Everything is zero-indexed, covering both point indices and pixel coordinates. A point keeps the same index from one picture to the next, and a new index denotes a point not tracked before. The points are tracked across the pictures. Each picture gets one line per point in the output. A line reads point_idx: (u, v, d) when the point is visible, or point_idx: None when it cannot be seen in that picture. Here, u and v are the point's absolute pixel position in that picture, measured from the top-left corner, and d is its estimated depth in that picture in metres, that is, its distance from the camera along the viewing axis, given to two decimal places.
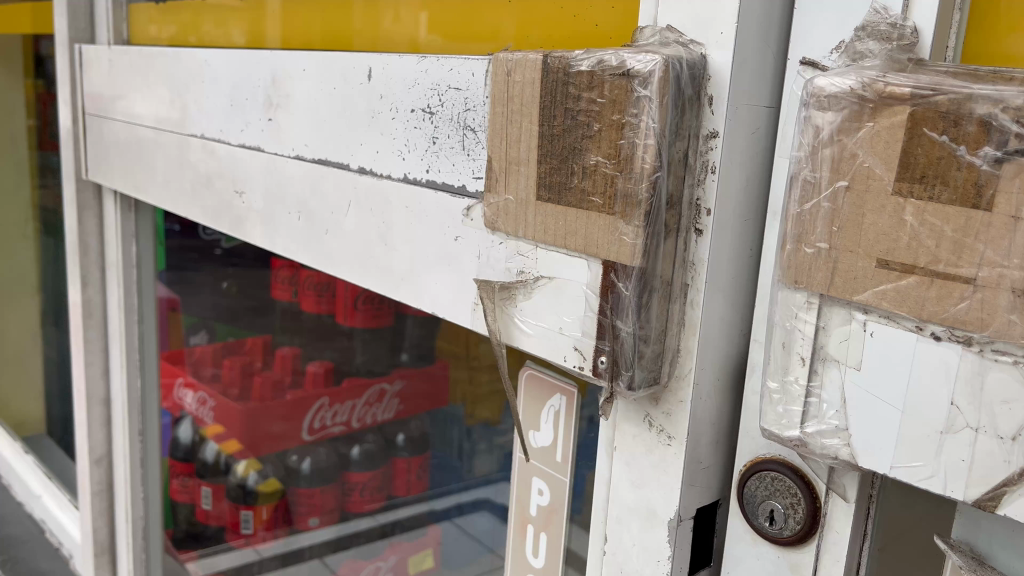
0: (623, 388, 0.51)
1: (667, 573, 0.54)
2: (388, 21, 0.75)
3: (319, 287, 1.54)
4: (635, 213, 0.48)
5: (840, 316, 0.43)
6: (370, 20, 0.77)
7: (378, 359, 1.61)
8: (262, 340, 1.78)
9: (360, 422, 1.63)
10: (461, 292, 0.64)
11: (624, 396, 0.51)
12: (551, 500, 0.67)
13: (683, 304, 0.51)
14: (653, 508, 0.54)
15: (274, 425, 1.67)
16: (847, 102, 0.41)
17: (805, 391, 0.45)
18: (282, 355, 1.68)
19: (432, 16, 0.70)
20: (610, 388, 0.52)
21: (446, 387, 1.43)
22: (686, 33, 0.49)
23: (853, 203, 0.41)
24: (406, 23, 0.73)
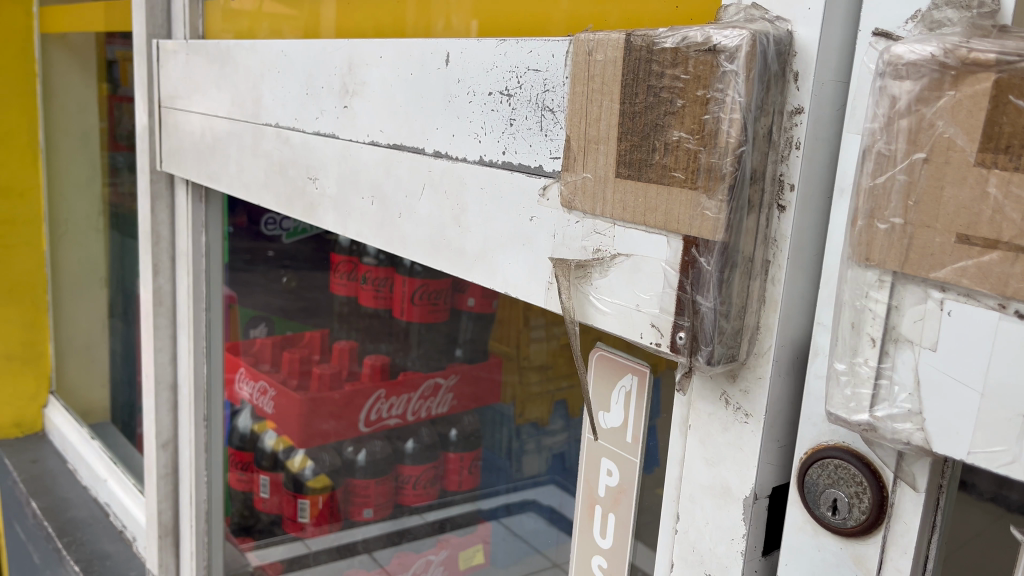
0: (701, 362, 0.50)
1: (741, 551, 0.53)
2: (439, 27, 0.77)
3: (376, 282, 1.54)
4: (720, 186, 0.48)
5: (914, 295, 0.40)
6: (423, 25, 0.79)
7: (429, 357, 1.60)
8: (320, 334, 1.73)
9: (415, 415, 1.63)
10: (537, 271, 0.62)
11: (703, 371, 0.50)
12: (620, 481, 0.64)
13: (763, 281, 0.50)
14: (727, 485, 0.54)
15: (326, 423, 1.68)
16: (927, 69, 0.38)
17: (875, 373, 0.42)
18: (341, 349, 1.67)
19: (484, 22, 0.72)
20: (689, 362, 0.51)
21: (491, 393, 1.41)
22: (771, 10, 0.49)
23: (932, 175, 0.39)
24: (458, 30, 0.75)
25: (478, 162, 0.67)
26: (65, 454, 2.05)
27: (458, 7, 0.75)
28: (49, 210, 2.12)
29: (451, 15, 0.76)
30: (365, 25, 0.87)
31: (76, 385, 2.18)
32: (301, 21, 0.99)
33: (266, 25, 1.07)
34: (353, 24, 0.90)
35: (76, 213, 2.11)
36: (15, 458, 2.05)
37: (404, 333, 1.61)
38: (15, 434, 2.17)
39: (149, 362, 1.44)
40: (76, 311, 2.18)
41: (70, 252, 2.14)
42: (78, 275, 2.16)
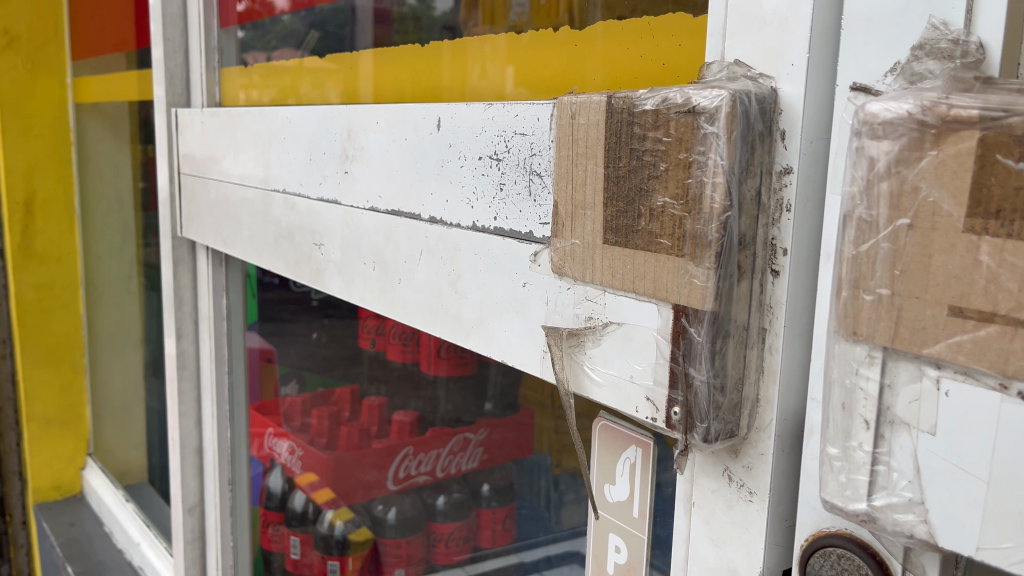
0: (697, 440, 0.47)
1: None
2: (476, 76, 0.77)
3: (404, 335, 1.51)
4: (706, 254, 0.45)
5: (909, 373, 0.37)
6: (458, 77, 0.79)
7: (465, 408, 1.58)
8: (350, 390, 1.75)
9: (444, 473, 1.60)
10: (531, 337, 0.60)
11: (699, 449, 0.47)
12: (628, 558, 0.61)
13: (761, 350, 0.47)
14: (734, 568, 0.50)
15: (367, 474, 1.66)
16: (905, 128, 0.36)
17: (871, 459, 0.39)
18: (371, 404, 1.67)
19: (518, 69, 0.72)
20: (684, 440, 0.48)
21: (532, 436, 1.41)
22: (754, 67, 0.46)
23: (918, 242, 0.36)
24: (494, 78, 0.75)
25: (476, 228, 0.65)
26: (102, 516, 2.07)
27: (493, 56, 0.75)
28: (85, 274, 2.17)
29: (487, 63, 0.75)
30: (401, 84, 0.88)
31: (112, 445, 2.22)
32: (341, 76, 0.99)
33: (308, 81, 1.07)
34: (388, 85, 0.90)
35: (112, 277, 2.17)
36: (53, 521, 2.07)
37: (431, 383, 1.61)
38: (54, 496, 2.21)
39: (174, 427, 1.45)
40: (113, 374, 2.21)
41: (107, 314, 2.19)
42: (114, 337, 2.20)
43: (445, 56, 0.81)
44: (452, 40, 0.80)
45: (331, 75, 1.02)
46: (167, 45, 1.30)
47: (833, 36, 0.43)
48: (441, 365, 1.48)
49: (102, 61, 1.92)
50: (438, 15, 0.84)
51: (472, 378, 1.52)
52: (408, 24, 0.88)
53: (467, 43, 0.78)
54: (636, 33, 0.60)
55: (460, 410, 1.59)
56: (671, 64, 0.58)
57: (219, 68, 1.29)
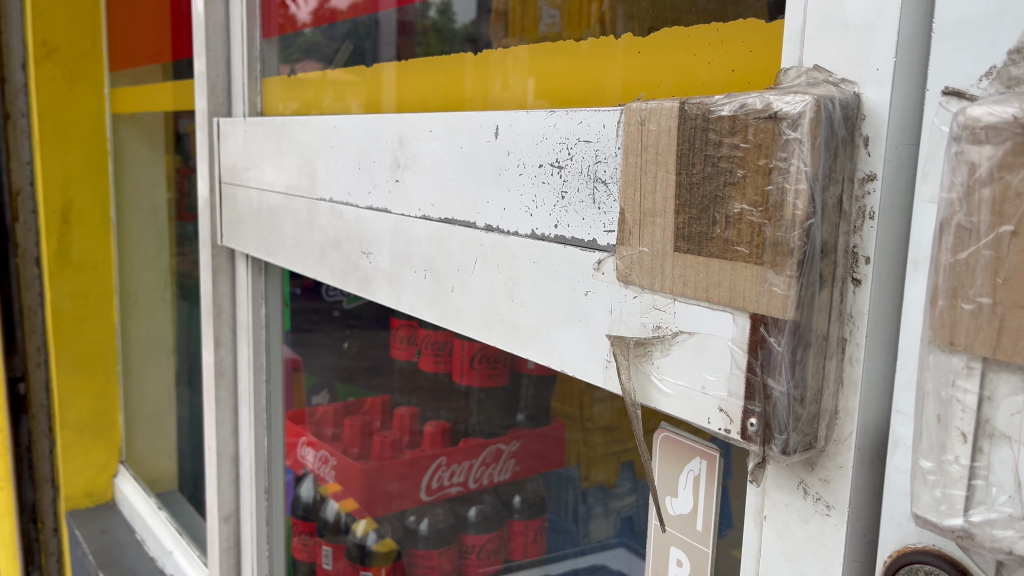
0: (775, 452, 0.46)
1: None
2: (497, 87, 0.77)
3: (436, 346, 1.48)
4: (788, 262, 0.44)
5: (1010, 384, 0.36)
6: (480, 89, 0.79)
7: (491, 419, 1.59)
8: (382, 400, 1.72)
9: (476, 483, 1.62)
10: (594, 347, 0.59)
11: (777, 461, 0.46)
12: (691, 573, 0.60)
13: (841, 360, 0.46)
14: None
15: (391, 484, 1.66)
16: (1010, 133, 0.35)
17: (968, 473, 0.38)
18: (400, 415, 1.66)
19: (540, 82, 0.72)
20: (762, 451, 0.47)
21: (560, 450, 1.38)
22: (835, 72, 0.45)
23: (1023, 250, 0.35)
24: (516, 91, 0.75)
25: (535, 235, 0.65)
26: (133, 523, 2.08)
27: (514, 68, 0.75)
28: (120, 283, 2.19)
29: (508, 76, 0.76)
30: (424, 94, 0.87)
31: (143, 453, 2.23)
32: (363, 88, 1.00)
33: (330, 93, 1.08)
34: (412, 94, 0.90)
35: (146, 286, 2.19)
36: (85, 528, 2.08)
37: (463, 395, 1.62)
38: (86, 503, 2.22)
39: (211, 435, 1.45)
40: (146, 383, 2.23)
41: (141, 323, 2.21)
42: (146, 348, 2.22)
43: (468, 67, 0.81)
44: (475, 52, 0.80)
45: (354, 87, 1.02)
46: (210, 56, 1.31)
47: (922, 40, 0.42)
48: (474, 375, 1.44)
49: (139, 73, 1.94)
50: (459, 28, 0.84)
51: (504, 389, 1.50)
52: (430, 37, 0.88)
53: (490, 56, 0.78)
54: (667, 45, 0.60)
55: (488, 420, 1.60)
56: (741, 69, 0.55)
57: (261, 78, 1.29)
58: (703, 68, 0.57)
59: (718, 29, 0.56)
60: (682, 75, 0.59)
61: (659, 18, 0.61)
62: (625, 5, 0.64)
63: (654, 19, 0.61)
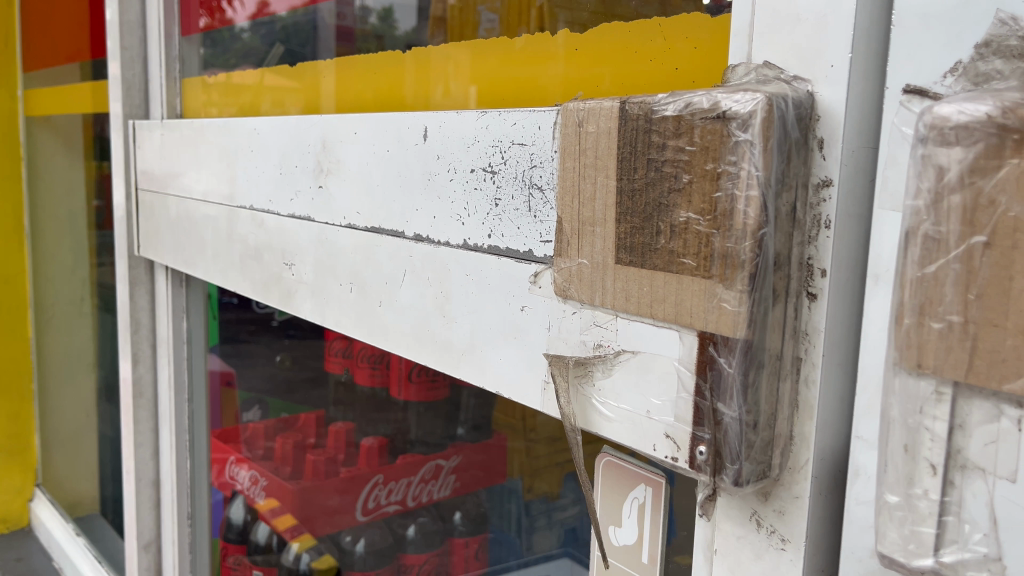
0: (727, 483, 0.42)
1: None
2: (438, 94, 0.72)
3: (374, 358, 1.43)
4: (738, 275, 0.40)
5: (983, 411, 0.33)
6: (421, 92, 0.74)
7: (433, 432, 1.52)
8: (315, 415, 1.65)
9: (416, 501, 1.53)
10: (531, 368, 0.55)
11: (729, 492, 0.42)
12: None
13: (795, 382, 0.42)
14: None
15: (331, 499, 1.55)
16: (982, 133, 0.31)
17: (939, 509, 0.34)
18: (337, 429, 1.60)
19: (482, 88, 0.68)
20: (712, 483, 0.43)
21: (503, 459, 1.34)
22: (788, 70, 0.42)
23: (997, 262, 0.31)
24: (456, 97, 0.70)
25: (467, 246, 0.60)
26: (50, 551, 1.96)
27: (456, 73, 0.70)
28: (34, 296, 2.06)
29: (449, 80, 0.71)
30: (364, 97, 0.82)
31: (61, 475, 2.11)
32: (303, 93, 0.93)
33: (269, 98, 1.00)
34: (355, 98, 0.84)
35: (65, 298, 2.07)
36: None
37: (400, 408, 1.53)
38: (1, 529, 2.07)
39: (128, 459, 1.36)
40: (64, 401, 2.10)
41: (58, 337, 2.08)
42: (64, 363, 2.08)
43: (408, 69, 0.76)
44: (413, 53, 0.76)
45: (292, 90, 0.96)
46: (125, 55, 1.23)
47: (879, 35, 0.39)
48: (411, 388, 1.42)
49: (55, 73, 1.83)
50: (402, 36, 0.79)
51: (441, 404, 1.47)
52: (372, 44, 0.83)
53: (430, 55, 0.73)
54: (607, 42, 0.56)
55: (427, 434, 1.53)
56: (687, 70, 0.50)
57: (180, 79, 1.22)
58: (644, 67, 0.53)
59: (658, 25, 0.52)
60: (622, 75, 0.55)
61: (597, 16, 0.57)
62: (568, 8, 0.60)
63: (588, 20, 0.57)
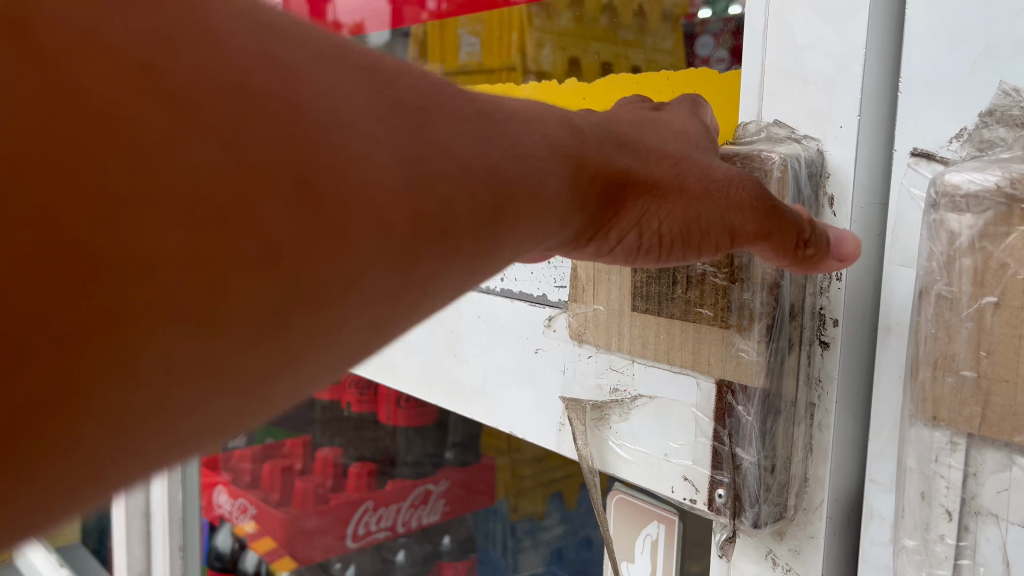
0: (746, 526, 0.43)
1: None
2: None
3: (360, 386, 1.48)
4: (755, 327, 0.42)
5: (995, 461, 0.35)
6: None
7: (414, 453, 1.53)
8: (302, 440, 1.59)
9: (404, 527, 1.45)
10: (544, 410, 0.56)
11: (748, 535, 0.43)
12: None
13: (809, 427, 0.44)
14: None
15: (311, 522, 1.43)
16: (991, 202, 0.34)
17: (954, 552, 0.36)
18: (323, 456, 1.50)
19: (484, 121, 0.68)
20: (731, 525, 0.44)
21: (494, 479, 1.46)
22: (799, 128, 0.44)
23: (1007, 322, 0.34)
24: None
25: (484, 289, 0.63)
26: None
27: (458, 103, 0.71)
28: None
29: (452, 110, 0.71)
30: None
31: None
32: None
33: None
34: None
35: None
36: None
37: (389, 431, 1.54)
38: None
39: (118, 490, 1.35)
40: None
41: None
42: None
43: None
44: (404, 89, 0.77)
45: None
46: None
47: (886, 98, 0.42)
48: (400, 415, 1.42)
49: None
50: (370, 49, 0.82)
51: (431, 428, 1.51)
52: None
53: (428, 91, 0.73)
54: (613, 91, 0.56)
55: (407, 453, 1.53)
56: None
57: None
58: None
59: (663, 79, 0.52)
60: None
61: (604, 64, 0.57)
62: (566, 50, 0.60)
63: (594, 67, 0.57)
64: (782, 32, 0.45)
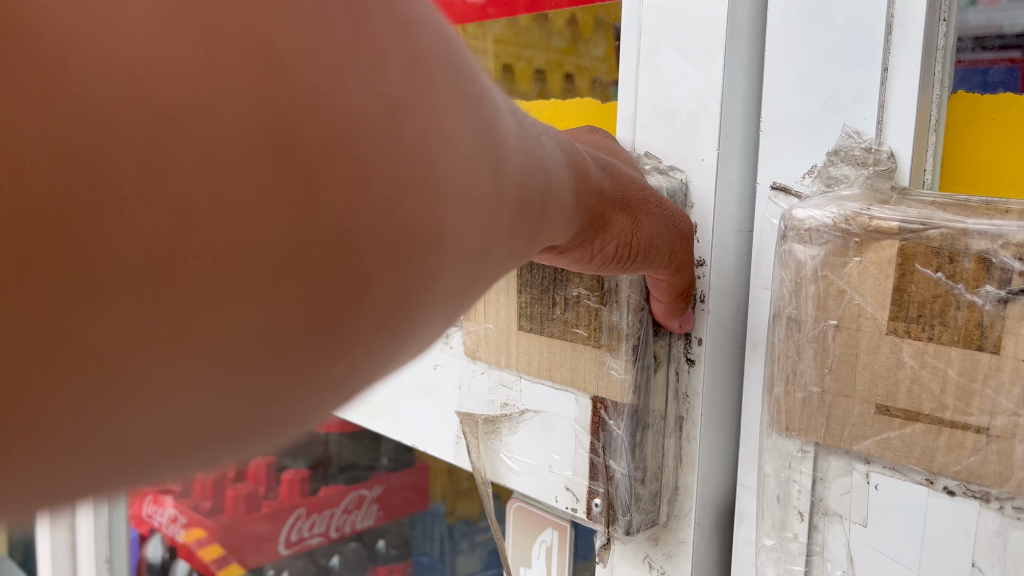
0: (619, 533, 0.47)
1: None
2: None
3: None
4: (623, 346, 0.46)
5: (839, 467, 0.39)
6: None
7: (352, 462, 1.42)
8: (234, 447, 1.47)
9: (338, 532, 1.41)
10: (444, 422, 0.61)
11: (621, 541, 0.47)
12: None
13: (677, 438, 0.47)
14: None
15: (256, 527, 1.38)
16: (830, 235, 0.38)
17: (806, 549, 0.40)
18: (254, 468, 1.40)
19: None
20: (606, 532, 0.48)
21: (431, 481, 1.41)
22: (664, 160, 0.48)
23: (845, 342, 0.38)
24: None
25: None
26: None
27: None
28: None
29: None
30: None
31: None
32: None
33: None
34: None
35: None
36: None
37: None
38: None
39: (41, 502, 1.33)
40: None
41: None
42: None
43: None
44: None
45: None
46: None
47: (747, 132, 0.46)
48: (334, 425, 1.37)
49: None
50: None
51: None
52: None
53: None
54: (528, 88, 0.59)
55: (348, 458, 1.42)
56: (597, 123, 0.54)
57: None
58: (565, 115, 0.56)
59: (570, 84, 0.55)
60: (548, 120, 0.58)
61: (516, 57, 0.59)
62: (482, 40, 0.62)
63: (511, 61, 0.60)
64: (651, 68, 0.48)
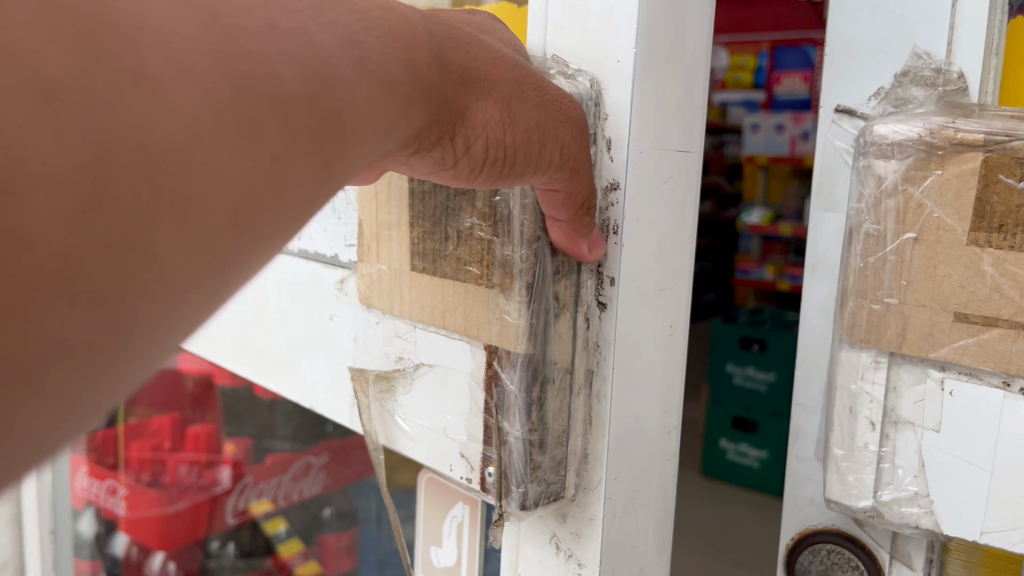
0: (514, 508, 0.45)
1: None
2: None
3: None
4: (515, 286, 0.43)
5: (913, 376, 0.40)
6: None
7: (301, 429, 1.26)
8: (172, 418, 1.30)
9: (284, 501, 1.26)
10: (341, 380, 0.60)
11: (516, 517, 0.45)
12: None
13: (587, 397, 0.44)
14: None
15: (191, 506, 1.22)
16: (912, 149, 0.39)
17: (876, 457, 0.42)
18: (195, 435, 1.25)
19: None
20: (502, 507, 0.46)
21: None
22: (572, 62, 0.43)
23: (924, 254, 0.39)
24: None
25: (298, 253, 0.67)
26: None
27: None
28: None
29: None
30: None
31: None
32: None
33: None
34: None
35: None
36: None
37: None
38: None
39: None
40: None
41: None
42: None
43: None
44: None
45: None
46: None
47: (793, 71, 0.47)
48: None
49: None
50: None
51: None
52: None
53: None
54: None
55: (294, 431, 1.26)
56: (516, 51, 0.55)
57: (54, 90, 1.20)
58: None
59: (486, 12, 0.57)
60: None
61: None
62: None
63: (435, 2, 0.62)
64: None
